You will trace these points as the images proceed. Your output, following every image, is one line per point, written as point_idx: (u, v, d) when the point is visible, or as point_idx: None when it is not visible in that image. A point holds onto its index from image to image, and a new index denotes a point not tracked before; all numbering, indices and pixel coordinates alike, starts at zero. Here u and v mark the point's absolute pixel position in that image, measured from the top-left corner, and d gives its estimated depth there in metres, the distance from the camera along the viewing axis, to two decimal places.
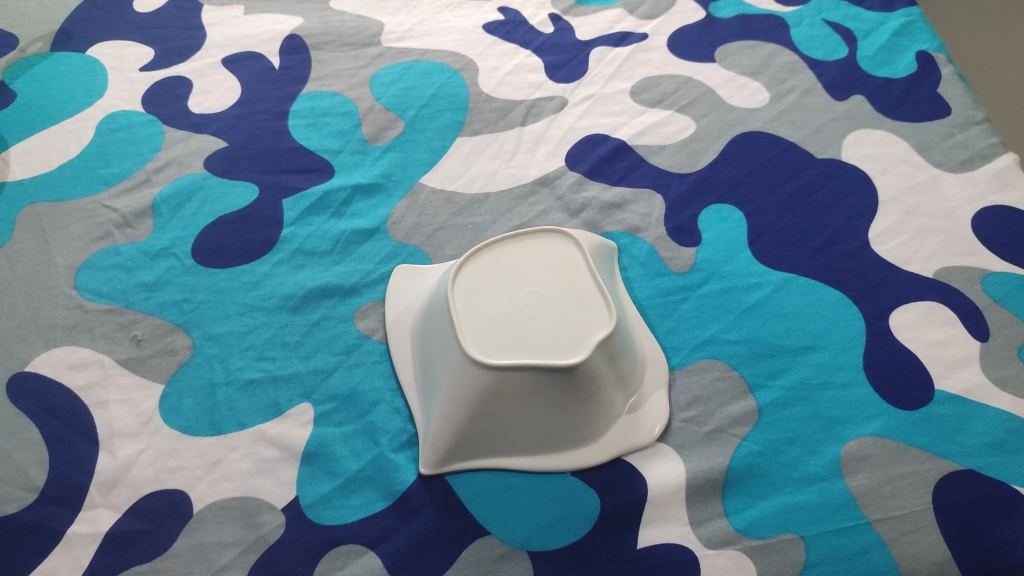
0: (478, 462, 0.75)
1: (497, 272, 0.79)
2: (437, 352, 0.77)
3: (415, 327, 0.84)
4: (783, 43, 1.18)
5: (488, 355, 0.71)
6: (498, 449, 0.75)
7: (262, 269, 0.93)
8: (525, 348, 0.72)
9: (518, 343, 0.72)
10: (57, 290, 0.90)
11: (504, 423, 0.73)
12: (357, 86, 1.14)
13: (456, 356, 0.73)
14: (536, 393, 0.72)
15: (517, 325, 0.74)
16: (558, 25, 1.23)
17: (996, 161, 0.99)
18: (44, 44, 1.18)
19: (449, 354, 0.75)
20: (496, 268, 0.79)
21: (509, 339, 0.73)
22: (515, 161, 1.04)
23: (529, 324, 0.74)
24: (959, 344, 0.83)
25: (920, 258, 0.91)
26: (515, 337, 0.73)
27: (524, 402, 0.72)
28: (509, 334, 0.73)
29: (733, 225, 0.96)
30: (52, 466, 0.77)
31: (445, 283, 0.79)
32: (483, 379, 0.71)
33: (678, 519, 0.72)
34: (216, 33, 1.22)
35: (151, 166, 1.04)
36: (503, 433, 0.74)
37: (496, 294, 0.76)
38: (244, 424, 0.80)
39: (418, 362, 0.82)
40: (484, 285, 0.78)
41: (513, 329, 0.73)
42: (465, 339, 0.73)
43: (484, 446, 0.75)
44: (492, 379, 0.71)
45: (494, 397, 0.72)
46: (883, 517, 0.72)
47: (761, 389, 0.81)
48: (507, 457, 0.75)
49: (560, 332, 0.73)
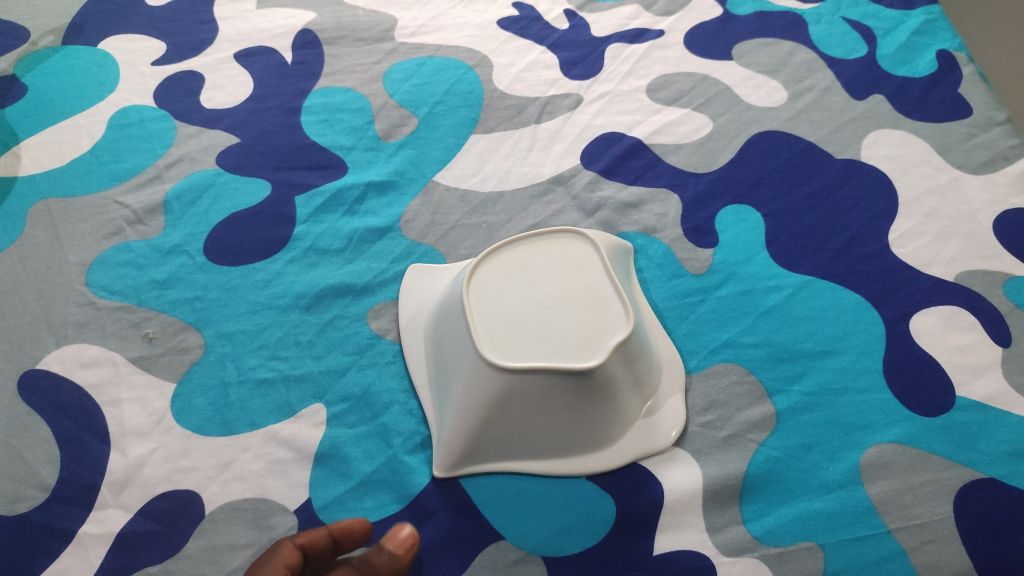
0: (491, 465, 0.74)
1: (513, 273, 0.78)
2: (452, 353, 0.76)
3: (428, 328, 0.83)
4: (801, 41, 1.16)
5: (504, 358, 0.70)
6: (511, 451, 0.74)
7: (273, 268, 0.92)
8: (541, 351, 0.71)
9: (534, 345, 0.71)
10: (68, 287, 0.90)
11: (519, 425, 0.72)
12: (370, 82, 1.13)
13: (472, 361, 0.72)
14: (552, 397, 0.71)
15: (534, 327, 0.72)
16: (573, 21, 1.22)
17: (1018, 162, 0.98)
18: (56, 37, 1.18)
19: (463, 356, 0.74)
20: (511, 269, 0.78)
21: (525, 341, 0.71)
22: (530, 159, 1.03)
23: (546, 325, 0.73)
24: (981, 349, 0.81)
25: (941, 261, 0.89)
26: (531, 339, 0.72)
27: (540, 406, 0.71)
28: (525, 337, 0.72)
29: (751, 226, 0.94)
30: (63, 466, 0.76)
31: (465, 280, 0.77)
32: (499, 382, 0.70)
33: (694, 526, 0.71)
34: (228, 27, 1.21)
35: (163, 163, 1.03)
36: (517, 436, 0.73)
37: (512, 296, 0.75)
38: (255, 424, 0.79)
39: (431, 363, 0.81)
40: (500, 287, 0.76)
41: (529, 330, 0.72)
42: (481, 341, 0.72)
43: (498, 449, 0.74)
44: (508, 382, 0.70)
45: (509, 399, 0.71)
46: (903, 526, 0.70)
47: (779, 394, 0.80)
48: (520, 459, 0.74)
49: (575, 334, 0.72)
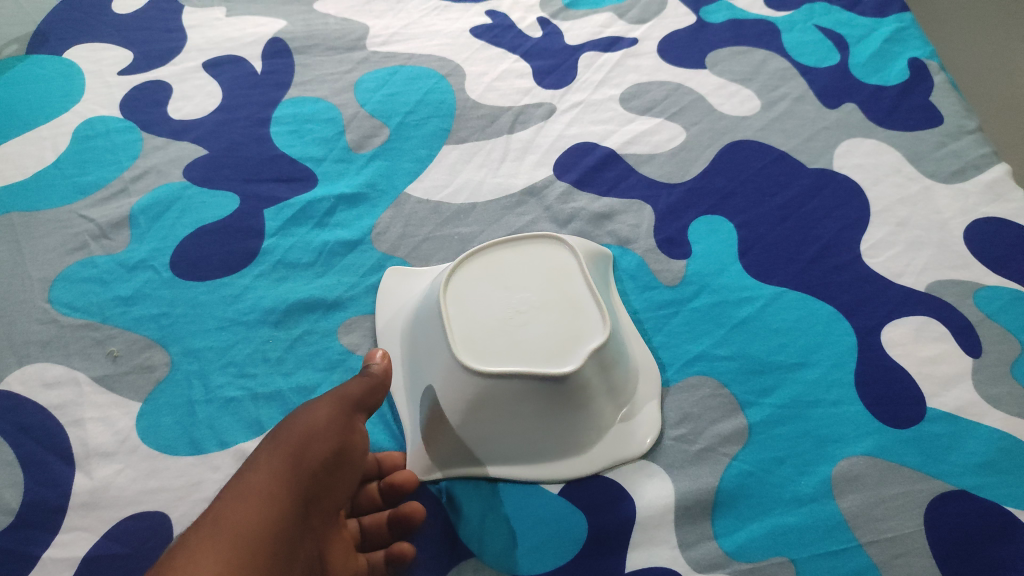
0: (465, 469, 0.74)
1: (490, 277, 0.77)
2: (427, 356, 0.75)
3: (405, 333, 0.82)
4: (774, 49, 1.16)
5: (479, 362, 0.69)
6: (485, 456, 0.73)
7: (241, 282, 0.90)
8: (516, 356, 0.70)
9: (509, 350, 0.70)
10: (31, 304, 0.88)
11: (492, 430, 0.72)
12: (342, 92, 1.12)
13: (448, 365, 0.71)
14: (526, 402, 0.70)
15: (510, 331, 0.72)
16: (547, 29, 1.21)
17: (988, 171, 0.98)
18: (20, 46, 1.15)
19: (440, 360, 0.73)
20: (490, 273, 0.77)
21: (500, 345, 0.71)
22: (503, 170, 1.02)
23: (522, 330, 0.72)
24: (951, 360, 0.82)
25: (912, 271, 0.90)
26: (506, 344, 0.71)
27: (514, 411, 0.70)
28: (500, 341, 0.71)
29: (724, 236, 0.94)
30: (25, 489, 0.74)
31: (444, 284, 0.76)
32: (473, 386, 0.69)
33: (667, 542, 0.71)
34: (197, 35, 1.19)
35: (129, 175, 1.01)
36: (491, 440, 0.72)
37: (489, 300, 0.74)
38: (224, 443, 0.78)
39: (406, 368, 0.80)
40: (477, 291, 0.76)
41: (504, 335, 0.71)
42: (456, 344, 0.71)
43: (474, 453, 0.73)
44: (483, 387, 0.69)
45: (483, 404, 0.70)
46: (874, 540, 0.70)
47: (752, 407, 0.79)
48: (495, 464, 0.74)
49: (551, 339, 0.71)
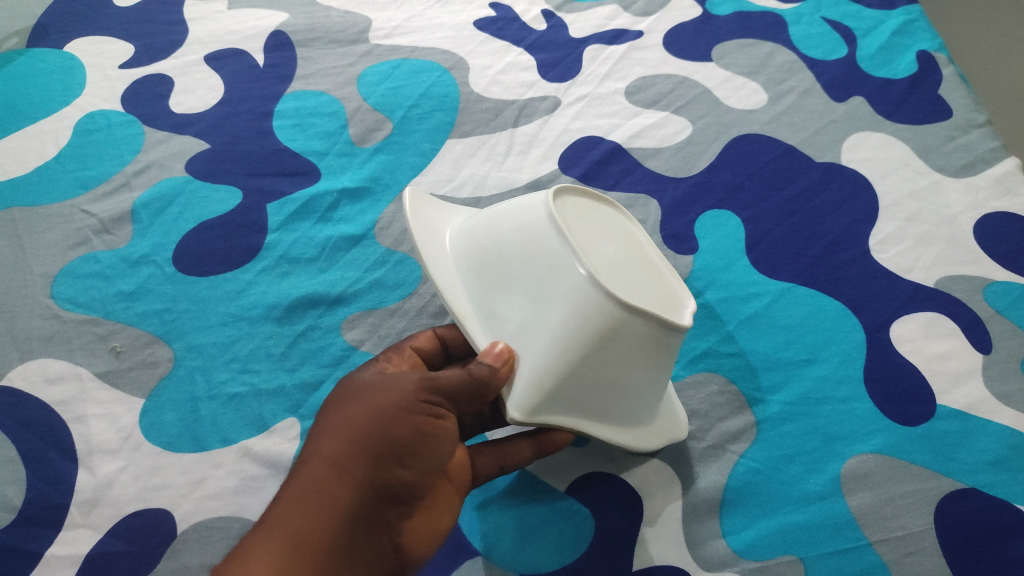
0: (554, 423, 0.62)
1: (580, 211, 0.66)
2: (520, 278, 0.61)
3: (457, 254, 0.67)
4: (782, 42, 1.15)
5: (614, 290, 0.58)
6: (575, 410, 0.62)
7: (244, 278, 0.90)
8: (637, 299, 0.61)
9: (628, 291, 0.61)
10: (32, 299, 0.87)
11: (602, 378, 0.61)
12: (345, 85, 1.11)
13: (567, 283, 0.58)
14: (645, 350, 0.61)
15: (619, 273, 0.63)
16: (551, 22, 1.20)
17: (998, 165, 0.97)
18: (20, 39, 1.14)
19: (549, 280, 0.60)
20: (577, 207, 0.66)
21: (619, 284, 0.61)
22: (507, 164, 1.01)
23: (628, 276, 0.63)
24: (961, 356, 0.81)
25: (922, 266, 0.89)
26: (622, 284, 0.62)
27: (629, 360, 0.61)
28: (616, 279, 0.61)
29: (730, 231, 0.93)
30: (29, 485, 0.74)
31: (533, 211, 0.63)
32: (604, 319, 0.58)
33: (675, 540, 0.70)
34: (198, 28, 1.18)
35: (131, 169, 1.00)
36: (593, 391, 0.62)
37: (587, 235, 0.64)
38: (228, 440, 0.77)
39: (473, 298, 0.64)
40: (574, 221, 0.64)
41: (616, 275, 0.62)
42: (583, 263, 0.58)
43: (565, 406, 0.62)
44: (615, 320, 0.58)
45: (607, 344, 0.59)
46: (884, 538, 0.70)
47: (760, 404, 0.79)
48: (578, 421, 0.63)
49: (656, 290, 0.65)
